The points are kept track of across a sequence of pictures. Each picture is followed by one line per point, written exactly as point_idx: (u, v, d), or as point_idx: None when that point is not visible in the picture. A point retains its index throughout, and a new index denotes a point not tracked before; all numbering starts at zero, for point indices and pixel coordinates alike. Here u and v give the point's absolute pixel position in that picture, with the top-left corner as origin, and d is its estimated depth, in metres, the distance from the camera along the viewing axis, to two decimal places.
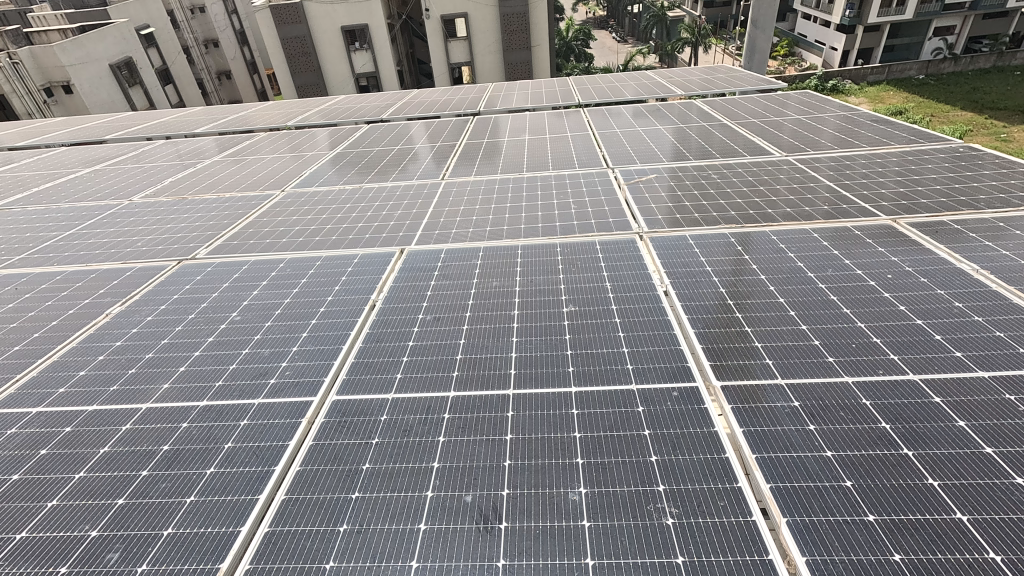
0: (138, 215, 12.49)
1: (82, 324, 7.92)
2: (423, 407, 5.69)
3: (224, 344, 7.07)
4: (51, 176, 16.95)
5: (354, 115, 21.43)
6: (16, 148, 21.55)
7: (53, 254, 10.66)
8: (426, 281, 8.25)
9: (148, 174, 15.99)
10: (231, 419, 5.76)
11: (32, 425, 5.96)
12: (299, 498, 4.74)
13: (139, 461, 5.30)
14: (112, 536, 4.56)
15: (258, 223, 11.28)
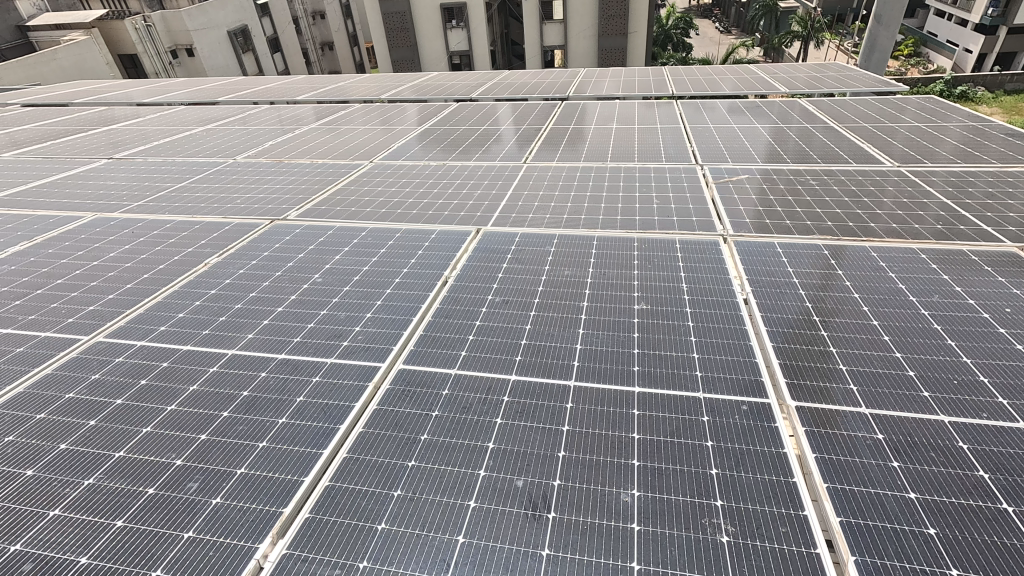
0: (240, 174, 13.39)
1: (184, 270, 8.63)
2: (483, 386, 5.77)
3: (305, 303, 7.47)
4: (170, 131, 18.49)
5: (445, 92, 21.78)
6: (143, 104, 23.63)
7: (166, 204, 11.65)
8: (499, 263, 8.29)
9: (252, 137, 17.07)
10: (305, 374, 6.10)
11: (136, 356, 6.59)
12: (359, 458, 4.97)
13: (222, 402, 5.75)
14: (193, 466, 4.98)
15: (345, 191, 11.77)
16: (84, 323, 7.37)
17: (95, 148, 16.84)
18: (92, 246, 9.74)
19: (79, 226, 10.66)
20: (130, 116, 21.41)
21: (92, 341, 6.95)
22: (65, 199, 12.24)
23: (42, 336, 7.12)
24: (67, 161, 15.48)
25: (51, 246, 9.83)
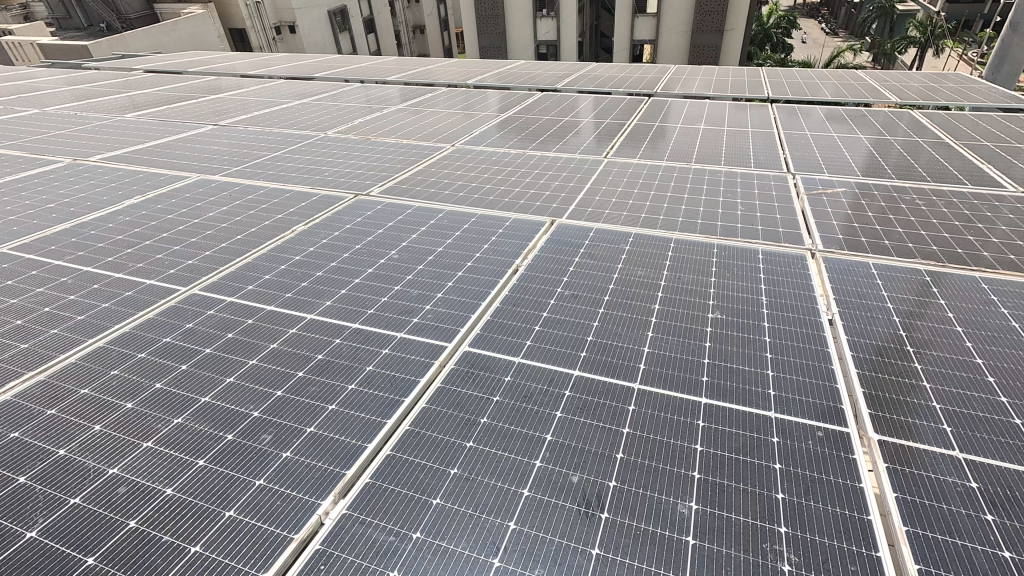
0: (329, 148, 14.00)
1: (273, 235, 9.16)
2: (545, 378, 5.76)
3: (380, 278, 7.73)
4: (269, 103, 19.59)
5: (530, 81, 21.77)
6: (248, 76, 25.15)
7: (262, 172, 12.37)
8: (571, 256, 8.23)
9: (343, 113, 17.78)
10: (375, 345, 6.33)
11: (225, 311, 7.07)
12: (420, 432, 5.11)
13: (298, 362, 6.07)
14: (268, 419, 5.30)
15: (426, 172, 12.06)
16: (183, 275, 7.99)
17: (203, 115, 18.13)
18: (194, 205, 10.51)
19: (184, 186, 11.53)
20: (236, 86, 22.88)
21: (189, 292, 7.53)
22: (175, 160, 13.27)
23: (146, 283, 7.78)
24: (179, 125, 16.76)
25: (160, 202, 10.69)
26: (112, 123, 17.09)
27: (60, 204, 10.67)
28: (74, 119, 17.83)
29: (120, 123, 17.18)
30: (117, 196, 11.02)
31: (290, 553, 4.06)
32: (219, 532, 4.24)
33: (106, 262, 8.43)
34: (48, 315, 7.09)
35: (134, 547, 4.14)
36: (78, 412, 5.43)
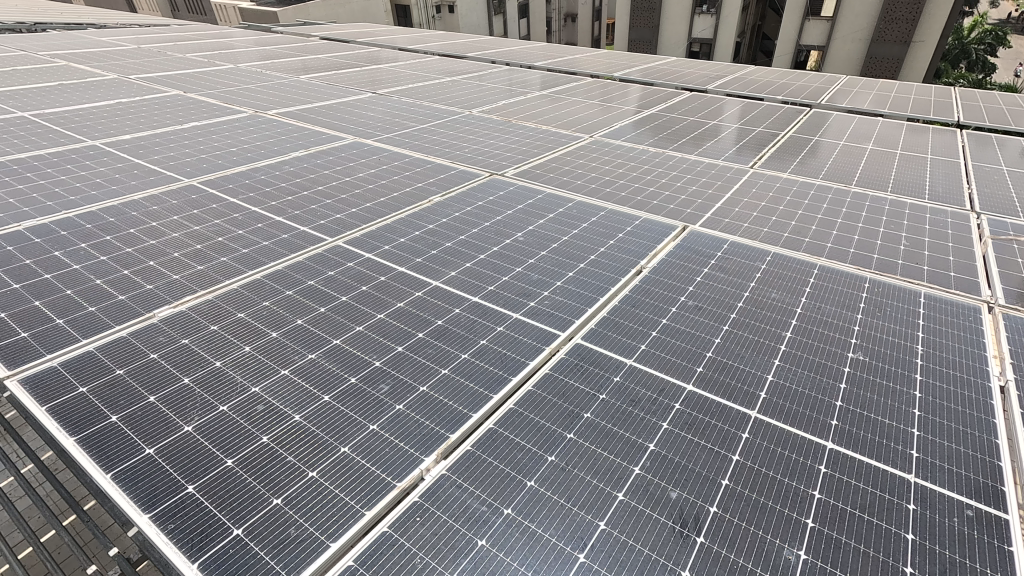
0: (471, 126, 14.49)
1: (412, 202, 9.71)
2: (656, 386, 5.58)
3: (504, 258, 7.91)
4: (423, 77, 20.66)
5: (680, 79, 20.87)
6: (407, 50, 26.69)
7: (408, 141, 13.12)
8: (700, 266, 7.83)
9: (489, 93, 18.31)
10: (491, 321, 6.52)
11: (362, 265, 7.64)
12: (524, 413, 5.20)
13: (420, 324, 6.42)
14: (387, 371, 5.67)
15: (561, 160, 12.07)
16: (331, 228, 8.74)
17: (364, 83, 19.57)
18: (348, 165, 11.43)
19: (341, 146, 12.56)
20: (395, 59, 24.38)
21: (334, 244, 8.23)
22: (336, 122, 14.48)
23: (300, 230, 8.62)
24: (342, 90, 18.26)
25: (319, 158, 11.75)
26: (288, 83, 19.04)
27: (240, 149, 12.11)
28: (259, 76, 20.10)
29: (295, 83, 19.08)
30: (285, 148, 12.28)
31: (391, 499, 4.34)
32: (333, 464, 4.64)
33: (270, 206, 9.45)
34: (220, 245, 8.11)
35: (264, 459, 4.67)
36: (234, 332, 6.18)
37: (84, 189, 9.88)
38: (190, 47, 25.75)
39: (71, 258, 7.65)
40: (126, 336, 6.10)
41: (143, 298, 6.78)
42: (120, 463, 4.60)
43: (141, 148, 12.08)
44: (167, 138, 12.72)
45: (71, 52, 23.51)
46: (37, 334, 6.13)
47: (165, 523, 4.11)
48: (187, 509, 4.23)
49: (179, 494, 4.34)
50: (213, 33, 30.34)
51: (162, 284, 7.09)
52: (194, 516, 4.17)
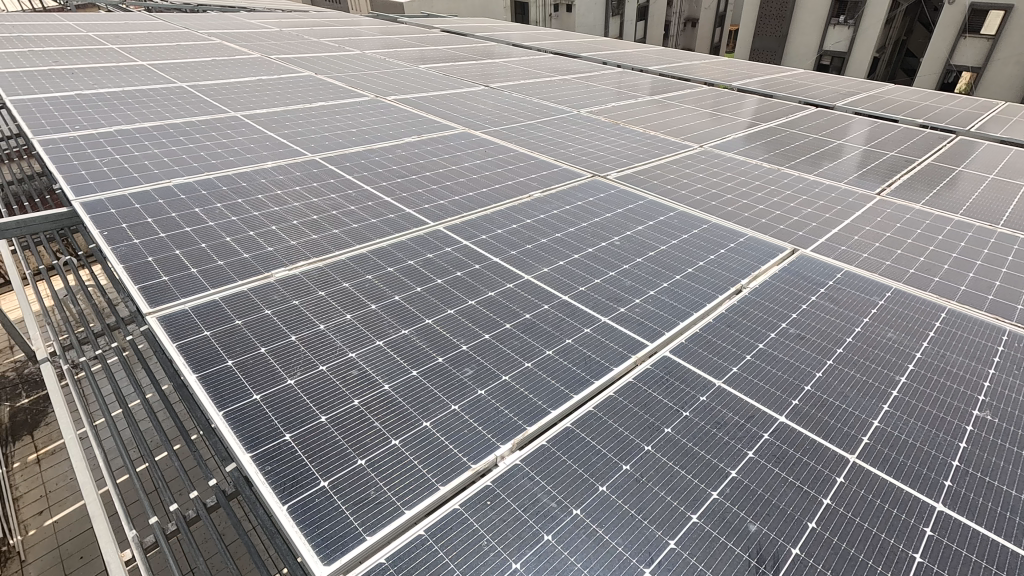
0: (578, 126, 14.45)
1: (512, 195, 9.87)
2: (744, 412, 5.31)
3: (598, 260, 7.83)
4: (535, 74, 20.86)
5: (806, 93, 19.54)
6: (522, 46, 27.06)
7: (515, 136, 13.33)
8: (807, 293, 7.33)
9: (599, 94, 18.18)
10: (579, 322, 6.49)
11: (459, 251, 7.88)
12: (602, 419, 5.15)
13: (508, 315, 6.53)
14: (473, 356, 5.83)
15: (667, 168, 11.74)
16: (434, 212, 9.09)
17: (478, 76, 20.15)
18: (455, 153, 11.82)
19: (450, 135, 13.01)
20: (510, 54, 24.81)
21: (435, 228, 8.55)
22: (447, 112, 15.01)
23: (405, 211, 9.04)
24: (457, 82, 18.87)
25: (429, 145, 12.24)
26: (408, 71, 19.97)
27: (359, 131, 12.89)
28: (382, 63, 21.25)
29: (414, 71, 19.98)
30: (399, 132, 12.92)
31: (465, 479, 4.48)
32: (415, 436, 4.85)
33: (380, 186, 9.99)
34: (333, 217, 8.69)
35: (353, 421, 4.98)
36: (338, 300, 6.62)
37: (224, 155, 10.96)
38: (324, 33, 27.71)
39: (207, 216, 8.54)
40: (246, 291, 6.71)
41: (263, 259, 7.42)
42: (231, 403, 5.08)
43: (274, 122, 13.19)
44: (297, 115, 13.79)
45: (224, 32, 26.11)
46: (175, 279, 6.91)
47: (264, 464, 4.50)
48: (283, 455, 4.60)
49: (277, 440, 4.73)
50: (345, 20, 32.46)
51: (281, 248, 7.72)
52: (288, 462, 4.52)
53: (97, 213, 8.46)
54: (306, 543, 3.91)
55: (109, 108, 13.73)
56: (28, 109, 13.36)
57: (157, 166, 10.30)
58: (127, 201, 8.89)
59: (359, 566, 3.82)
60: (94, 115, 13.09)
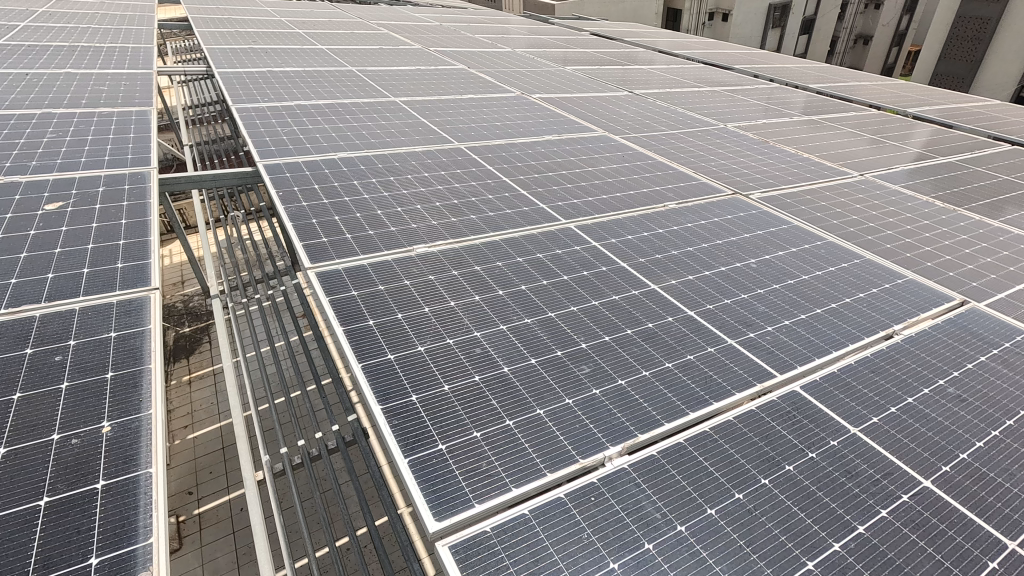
0: (723, 140, 13.86)
1: (646, 203, 9.74)
2: (881, 466, 4.85)
3: (730, 280, 7.50)
4: (682, 83, 20.27)
5: (1001, 128, 17.01)
6: (672, 54, 26.37)
7: (655, 144, 13.10)
8: (974, 352, 6.45)
9: (750, 109, 17.24)
10: (704, 340, 6.27)
11: (587, 251, 7.94)
12: (718, 442, 4.98)
13: (630, 321, 6.49)
14: (591, 355, 5.89)
15: (818, 194, 10.88)
16: (566, 210, 9.25)
17: (623, 80, 20.01)
18: (593, 155, 11.88)
19: (590, 137, 13.10)
20: (658, 61, 24.30)
21: (566, 225, 8.70)
22: (589, 114, 15.10)
23: (538, 206, 9.29)
24: (601, 85, 18.88)
25: (568, 144, 12.42)
26: (554, 71, 20.34)
27: (502, 125, 13.41)
28: (531, 61, 21.86)
29: (560, 72, 20.30)
30: (540, 130, 13.24)
31: (572, 471, 4.58)
32: (528, 420, 5.03)
33: (518, 179, 10.34)
34: (472, 204, 9.17)
35: (472, 394, 5.27)
36: (469, 281, 6.99)
37: (382, 136, 11.98)
38: (479, 29, 29.02)
39: (363, 189, 9.41)
40: (390, 261, 7.32)
41: (407, 234, 8.04)
42: (369, 357, 5.61)
43: (426, 110, 14.13)
44: (448, 105, 14.65)
45: (391, 23, 28.32)
46: (332, 241, 7.71)
47: (391, 418, 4.92)
48: (408, 412, 5.00)
49: (405, 399, 5.14)
50: (499, 18, 33.73)
51: (423, 226, 8.31)
52: (412, 420, 4.91)
53: (275, 175, 9.67)
54: (422, 496, 4.25)
55: (292, 85, 15.54)
56: (229, 81, 15.53)
57: (326, 140, 11.51)
58: (299, 168, 10.06)
59: (467, 529, 4.10)
60: (279, 91, 14.91)
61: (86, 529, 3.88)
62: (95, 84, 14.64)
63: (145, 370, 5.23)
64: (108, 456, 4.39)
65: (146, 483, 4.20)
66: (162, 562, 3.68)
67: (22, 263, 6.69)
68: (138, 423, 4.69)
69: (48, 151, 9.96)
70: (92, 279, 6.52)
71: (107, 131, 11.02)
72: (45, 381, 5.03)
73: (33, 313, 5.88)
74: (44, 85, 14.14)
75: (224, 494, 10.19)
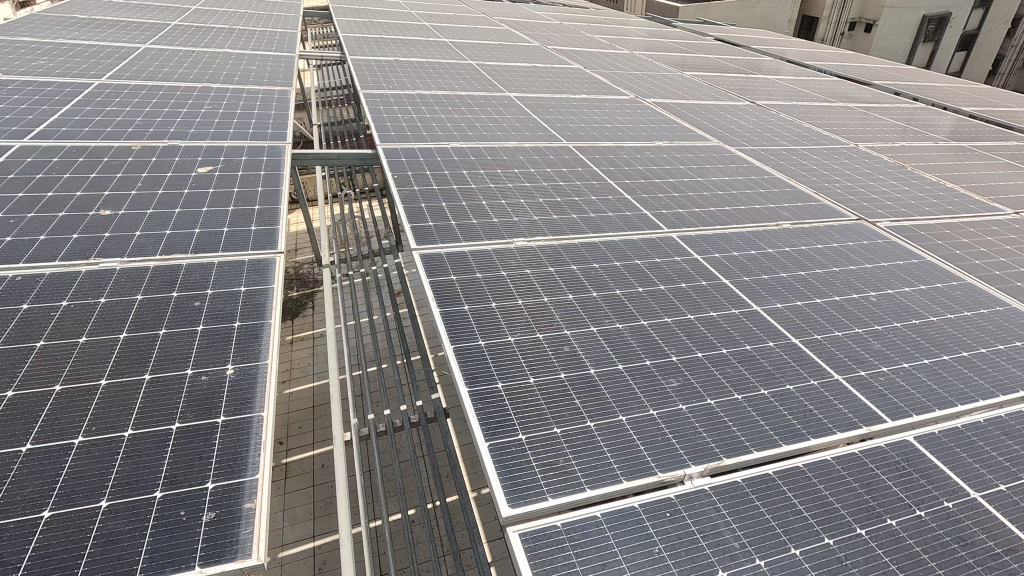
0: (852, 161, 12.79)
1: (757, 220, 9.24)
2: (1004, 541, 4.32)
3: (844, 311, 6.94)
4: (811, 96, 18.93)
5: None
6: (802, 65, 24.68)
7: (773, 159, 12.37)
8: None
9: (887, 130, 15.77)
10: (807, 370, 5.87)
11: (688, 263, 7.70)
12: (811, 482, 4.69)
13: (726, 340, 6.22)
14: (681, 369, 5.72)
15: (960, 229, 9.76)
16: (670, 219, 9.00)
17: (745, 90, 19.04)
18: (704, 165, 11.45)
19: (703, 146, 12.62)
20: (785, 71, 22.84)
21: (668, 234, 8.48)
22: (705, 122, 14.53)
23: (642, 212, 9.12)
24: (720, 93, 18.10)
25: (679, 152, 12.04)
26: (671, 76, 19.77)
27: (613, 127, 13.26)
28: (648, 65, 21.40)
29: (677, 77, 19.71)
30: (651, 135, 12.95)
31: (649, 483, 4.51)
32: (609, 425, 5.00)
33: (623, 183, 10.20)
34: (574, 204, 9.18)
35: (556, 391, 5.32)
36: (564, 280, 7.03)
37: (493, 129, 12.28)
38: (598, 29, 28.82)
39: (471, 179, 9.72)
40: (489, 250, 7.53)
41: (508, 226, 8.22)
42: (461, 340, 5.82)
43: (539, 106, 14.28)
44: (560, 104, 14.72)
45: (512, 20, 28.86)
46: (437, 226, 8.06)
47: (476, 401, 5.08)
48: (494, 398, 5.14)
49: (491, 385, 5.28)
50: (620, 19, 33.28)
51: (524, 220, 8.45)
52: (496, 407, 5.04)
53: (391, 159, 10.24)
54: (498, 480, 4.36)
55: (414, 75, 16.34)
56: (359, 68, 16.60)
57: (440, 129, 12.00)
58: (414, 153, 10.58)
59: (538, 520, 4.17)
60: (402, 80, 15.75)
61: (207, 456, 4.38)
62: (245, 64, 16.25)
63: (266, 324, 5.79)
64: (229, 395, 4.93)
65: (258, 425, 4.67)
66: (265, 498, 4.08)
67: (175, 218, 7.62)
68: (256, 371, 5.21)
69: (203, 121, 11.21)
70: (229, 237, 7.30)
71: (252, 107, 12.21)
72: (185, 322, 5.72)
73: (180, 262, 6.69)
74: (205, 63, 15.90)
75: (310, 449, 11.00)
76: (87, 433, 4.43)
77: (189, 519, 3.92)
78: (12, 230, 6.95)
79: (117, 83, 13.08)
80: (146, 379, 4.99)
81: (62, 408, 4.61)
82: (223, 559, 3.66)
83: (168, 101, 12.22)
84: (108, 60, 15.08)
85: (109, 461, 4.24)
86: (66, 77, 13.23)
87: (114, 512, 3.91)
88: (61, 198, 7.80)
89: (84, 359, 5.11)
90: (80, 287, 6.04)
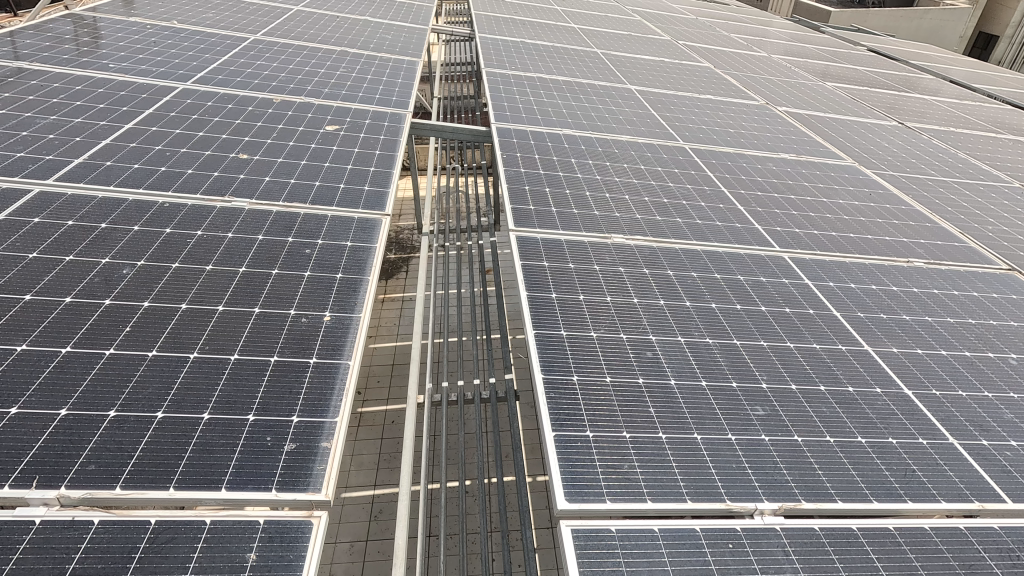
0: (1015, 203, 11.16)
1: (886, 253, 8.35)
2: None
3: (976, 370, 6.12)
4: (975, 125, 16.69)
5: None
6: (970, 88, 21.80)
7: (916, 189, 11.08)
8: None
9: None
10: (917, 427, 5.27)
11: (797, 287, 7.13)
12: (900, 548, 4.25)
13: (828, 377, 5.73)
14: (770, 399, 5.35)
15: None
16: (785, 238, 8.38)
17: (895, 109, 17.15)
18: (833, 185, 10.51)
19: (835, 164, 11.58)
20: (947, 94, 20.28)
21: (779, 254, 7.90)
22: (841, 139, 13.30)
23: (753, 226, 8.55)
24: (864, 109, 16.48)
25: (806, 167, 11.14)
26: (810, 85, 18.27)
27: (736, 133, 12.51)
28: (786, 70, 19.91)
29: (819, 87, 18.17)
30: (778, 146, 12.07)
31: (715, 509, 4.29)
32: (682, 441, 4.79)
33: (737, 193, 9.61)
34: (680, 207, 8.82)
35: (631, 397, 5.18)
36: (659, 284, 6.80)
37: (610, 121, 12.03)
38: (736, 28, 27.21)
39: (579, 168, 9.63)
40: (586, 243, 7.43)
41: (608, 221, 8.07)
42: (544, 326, 5.80)
43: (659, 103, 13.76)
44: (682, 102, 14.10)
45: (646, 11, 27.93)
46: (538, 210, 8.08)
47: (550, 389, 5.04)
48: (568, 391, 5.09)
49: (567, 376, 5.23)
50: (763, 19, 31.16)
51: (626, 217, 8.25)
52: (569, 400, 4.99)
53: (504, 138, 10.37)
54: (559, 470, 4.34)
55: (538, 58, 16.37)
56: (486, 45, 16.86)
57: (554, 115, 11.95)
58: (526, 136, 10.62)
59: (591, 520, 4.12)
60: (526, 62, 15.82)
61: (296, 391, 4.73)
62: (383, 32, 17.07)
63: (364, 280, 6.12)
64: (323, 340, 5.27)
65: (344, 372, 4.95)
66: (340, 440, 4.32)
67: (300, 169, 8.21)
68: (349, 322, 5.53)
69: (337, 82, 11.93)
70: (344, 194, 7.76)
71: (382, 74, 12.83)
72: (295, 266, 6.17)
73: (299, 211, 7.21)
74: (346, 28, 16.89)
75: (384, 404, 11.57)
76: (201, 351, 4.94)
77: (273, 446, 4.26)
78: (167, 161, 7.84)
79: (270, 40, 14.24)
80: (256, 312, 5.48)
81: (183, 325, 5.16)
82: (297, 488, 3.95)
83: (309, 61, 13.13)
84: (265, 19, 16.45)
85: (216, 379, 4.71)
86: (228, 30, 14.59)
87: (213, 426, 4.34)
88: (210, 138, 8.69)
89: (208, 285, 5.69)
90: (214, 220, 6.70)
